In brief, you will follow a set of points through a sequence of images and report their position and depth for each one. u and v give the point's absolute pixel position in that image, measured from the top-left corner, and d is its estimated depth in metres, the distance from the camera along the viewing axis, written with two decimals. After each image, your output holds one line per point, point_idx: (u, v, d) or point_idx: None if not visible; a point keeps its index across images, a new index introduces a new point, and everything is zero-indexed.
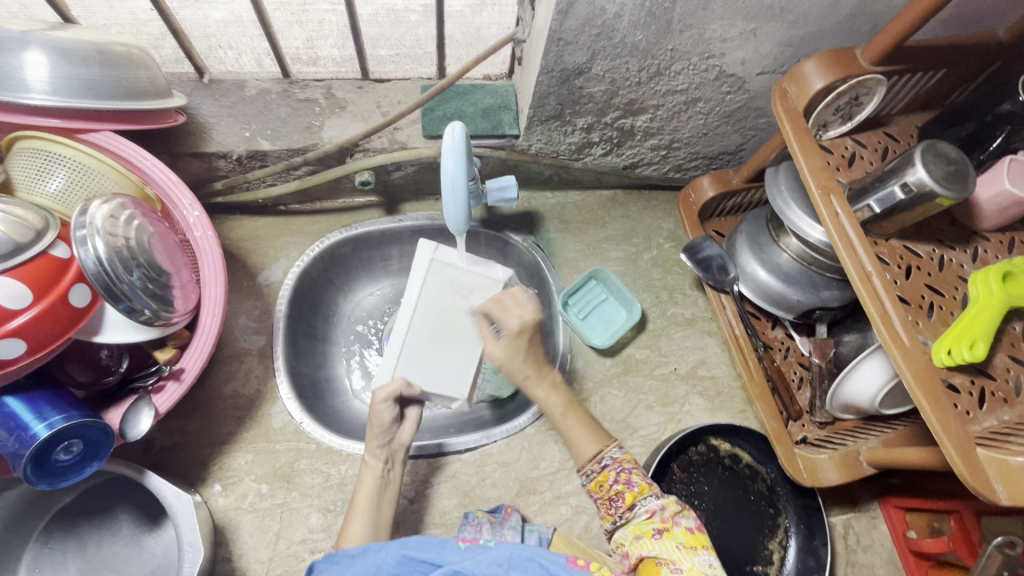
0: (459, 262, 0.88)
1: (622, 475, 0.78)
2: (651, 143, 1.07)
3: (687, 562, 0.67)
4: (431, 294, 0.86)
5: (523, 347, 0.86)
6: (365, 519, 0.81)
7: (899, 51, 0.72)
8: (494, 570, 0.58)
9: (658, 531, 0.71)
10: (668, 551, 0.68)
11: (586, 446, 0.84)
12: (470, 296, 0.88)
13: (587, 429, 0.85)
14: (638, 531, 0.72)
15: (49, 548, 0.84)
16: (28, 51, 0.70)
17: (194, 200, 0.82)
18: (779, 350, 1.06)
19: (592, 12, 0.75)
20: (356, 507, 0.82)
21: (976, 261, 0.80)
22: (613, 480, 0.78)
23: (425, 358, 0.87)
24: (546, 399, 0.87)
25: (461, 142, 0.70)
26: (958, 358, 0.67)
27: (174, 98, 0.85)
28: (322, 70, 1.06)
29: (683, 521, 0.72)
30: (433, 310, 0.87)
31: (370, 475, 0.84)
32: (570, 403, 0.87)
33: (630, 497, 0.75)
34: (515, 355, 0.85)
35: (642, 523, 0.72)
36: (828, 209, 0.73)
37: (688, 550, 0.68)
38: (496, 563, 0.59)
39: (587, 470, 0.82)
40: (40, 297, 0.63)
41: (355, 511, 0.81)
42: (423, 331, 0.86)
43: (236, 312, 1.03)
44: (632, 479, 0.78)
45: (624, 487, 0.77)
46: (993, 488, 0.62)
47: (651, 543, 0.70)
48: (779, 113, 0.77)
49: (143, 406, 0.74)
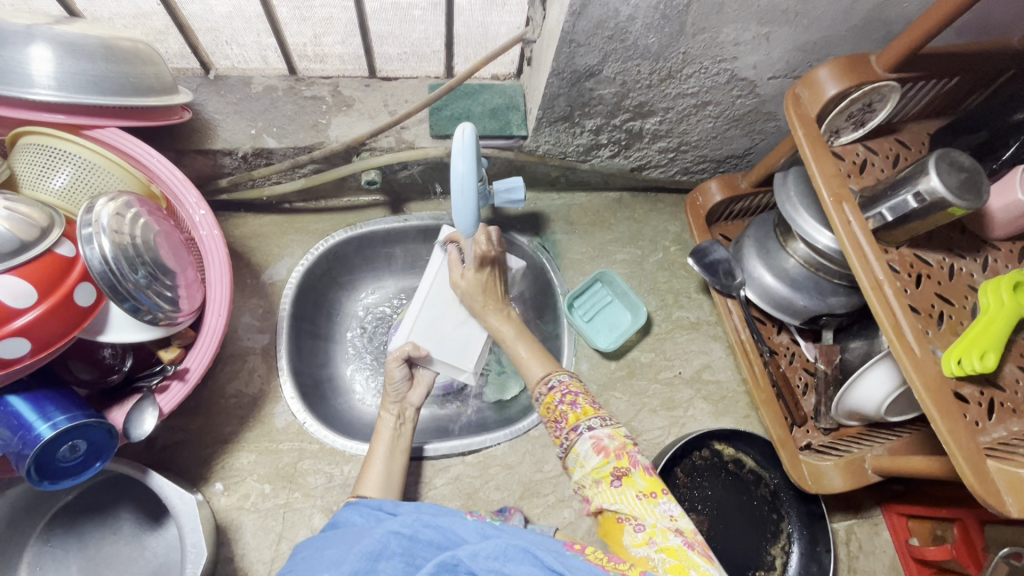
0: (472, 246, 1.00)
1: (568, 396, 0.79)
2: (659, 145, 1.07)
3: (650, 517, 0.67)
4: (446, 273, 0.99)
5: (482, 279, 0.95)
6: (378, 473, 0.82)
7: (914, 58, 0.72)
8: (491, 565, 0.54)
9: (618, 478, 0.70)
10: (630, 504, 0.68)
11: (535, 369, 0.87)
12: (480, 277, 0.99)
13: (536, 358, 0.88)
14: (596, 476, 0.72)
15: (49, 546, 0.84)
16: (33, 46, 0.69)
17: (200, 198, 0.81)
18: (784, 356, 1.06)
19: (605, 14, 0.74)
20: (373, 455, 0.85)
21: (986, 270, 0.80)
22: (558, 401, 0.80)
23: (439, 331, 0.96)
24: (498, 328, 0.94)
25: (471, 143, 0.70)
26: (968, 368, 0.66)
27: (180, 95, 0.84)
28: (329, 68, 1.05)
29: (638, 464, 0.71)
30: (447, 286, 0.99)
31: (386, 424, 0.88)
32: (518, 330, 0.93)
33: (574, 418, 0.77)
34: (476, 288, 0.95)
35: (599, 466, 0.72)
36: (840, 216, 0.73)
37: (648, 500, 0.68)
38: (492, 556, 0.55)
39: (537, 394, 0.83)
40: (45, 295, 0.63)
41: (374, 455, 0.84)
42: (437, 301, 0.98)
43: (239, 310, 1.02)
44: (576, 401, 0.78)
45: (568, 408, 0.78)
46: (1002, 500, 0.62)
47: (610, 491, 0.70)
48: (791, 119, 0.76)
49: (147, 406, 0.73)
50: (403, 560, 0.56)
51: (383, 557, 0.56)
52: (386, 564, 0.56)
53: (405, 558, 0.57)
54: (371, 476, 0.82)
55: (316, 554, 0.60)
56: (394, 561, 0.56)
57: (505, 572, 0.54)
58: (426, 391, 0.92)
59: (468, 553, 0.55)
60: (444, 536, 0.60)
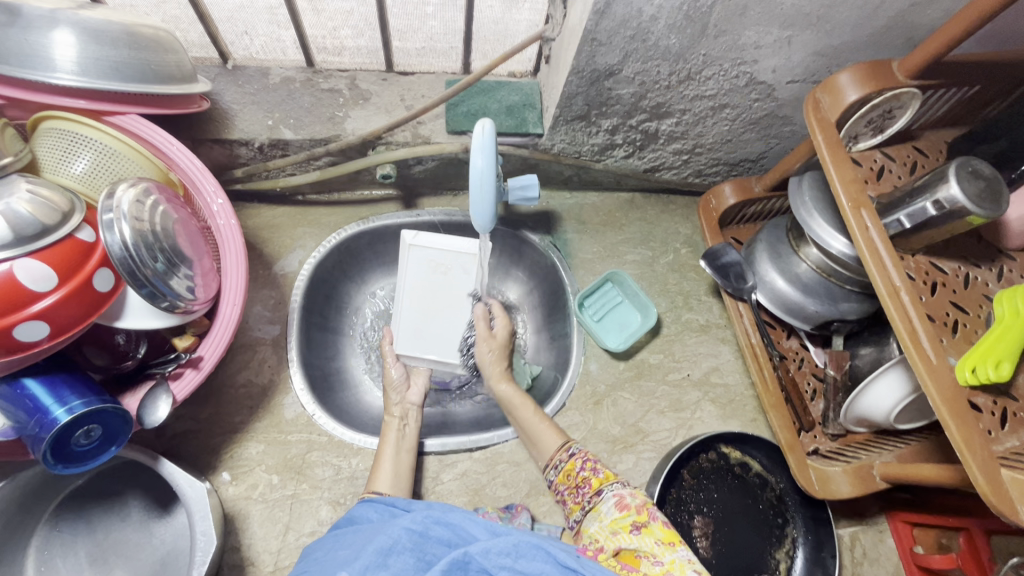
0: (433, 246, 0.98)
1: (589, 463, 0.84)
2: (674, 147, 1.07)
3: (668, 555, 0.66)
4: (415, 280, 0.99)
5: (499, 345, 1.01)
6: (387, 471, 0.87)
7: (936, 65, 0.72)
8: (504, 561, 0.54)
9: (636, 527, 0.72)
10: (647, 544, 0.69)
11: (552, 441, 0.90)
12: (449, 273, 1.00)
13: (549, 428, 0.92)
14: (615, 526, 0.73)
15: (57, 531, 0.84)
16: (56, 30, 0.69)
17: (218, 188, 0.80)
18: (793, 361, 1.06)
19: (628, 14, 0.74)
20: (381, 456, 0.89)
21: (1001, 280, 0.80)
22: (580, 468, 0.84)
23: (421, 334, 1.00)
24: (512, 396, 0.96)
25: (491, 140, 0.69)
26: (983, 377, 0.66)
27: (199, 84, 0.84)
28: (347, 60, 1.05)
29: (658, 518, 0.72)
30: (419, 287, 1.00)
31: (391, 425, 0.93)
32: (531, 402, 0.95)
33: (597, 483, 0.81)
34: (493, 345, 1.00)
35: (619, 518, 0.74)
36: (858, 222, 0.73)
37: (667, 546, 0.68)
38: (504, 552, 0.55)
39: (557, 461, 0.87)
40: (65, 280, 0.63)
41: (381, 456, 0.88)
42: (414, 304, 1.00)
43: (251, 301, 1.02)
44: (598, 467, 0.83)
45: (591, 474, 0.82)
46: (1015, 509, 0.62)
47: (629, 537, 0.71)
48: (811, 124, 0.76)
49: (161, 393, 0.73)
50: (415, 557, 0.56)
51: (394, 553, 0.56)
52: (397, 559, 0.55)
53: (416, 553, 0.56)
54: (381, 475, 0.86)
55: (331, 554, 0.60)
56: (406, 557, 0.56)
57: (517, 568, 0.54)
58: (424, 390, 0.99)
59: (479, 550, 0.55)
60: (455, 533, 0.59)
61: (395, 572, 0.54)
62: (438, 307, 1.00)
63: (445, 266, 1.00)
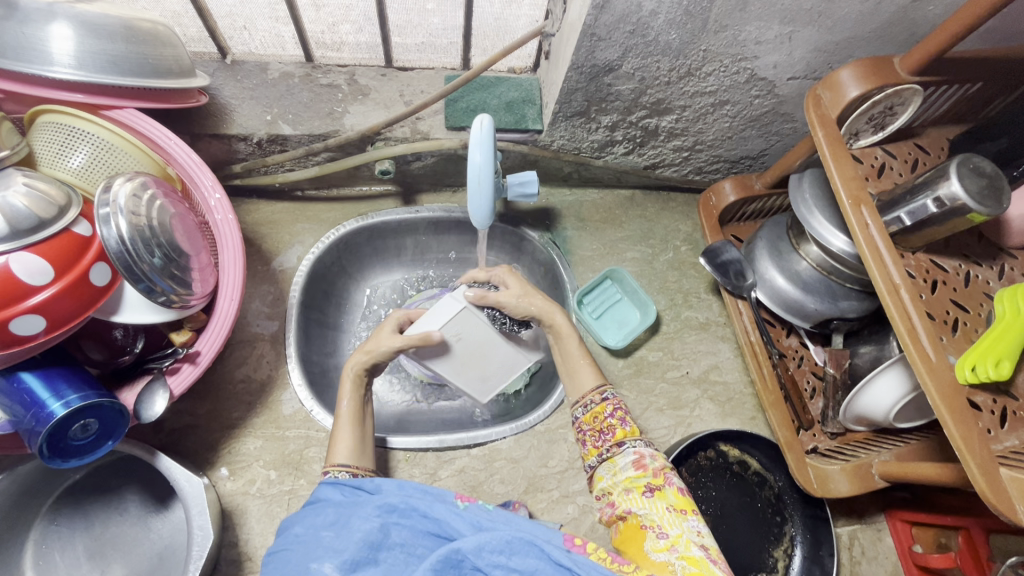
0: (435, 325, 0.91)
1: (619, 411, 0.79)
2: (674, 144, 1.06)
3: (676, 528, 0.66)
4: (446, 362, 0.95)
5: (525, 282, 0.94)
6: (349, 436, 0.79)
7: (938, 62, 0.71)
8: (497, 560, 0.55)
9: (650, 489, 0.70)
10: (658, 512, 0.68)
11: (585, 378, 0.84)
12: (468, 333, 0.94)
13: (585, 363, 0.85)
14: (629, 484, 0.72)
15: (55, 525, 0.84)
16: (54, 23, 0.69)
17: (215, 181, 0.81)
18: (793, 359, 1.05)
19: (628, 8, 0.73)
20: (338, 424, 0.81)
21: (1002, 278, 0.79)
22: (609, 413, 0.79)
23: (483, 373, 1.00)
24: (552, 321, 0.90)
25: (489, 135, 0.69)
26: (983, 375, 0.66)
27: (197, 79, 0.84)
28: (346, 56, 1.05)
29: (674, 483, 0.71)
30: (457, 359, 0.96)
31: (349, 384, 0.84)
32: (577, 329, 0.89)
33: (620, 434, 0.77)
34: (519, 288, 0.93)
35: (635, 477, 0.72)
36: (858, 219, 0.72)
37: (678, 513, 0.68)
38: (497, 550, 0.55)
39: (586, 400, 0.81)
40: (61, 274, 0.63)
41: (340, 425, 0.80)
42: (462, 369, 0.98)
43: (249, 297, 1.02)
44: (626, 419, 0.78)
45: (618, 423, 0.78)
46: (1013, 507, 0.62)
47: (641, 500, 0.70)
48: (812, 120, 0.75)
49: (157, 387, 0.73)
50: (405, 551, 0.58)
51: (384, 548, 0.57)
52: (387, 555, 0.57)
53: (406, 550, 0.58)
54: (342, 443, 0.78)
55: (311, 535, 0.59)
56: (395, 551, 0.57)
57: (510, 566, 0.54)
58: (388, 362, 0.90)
59: (472, 548, 0.55)
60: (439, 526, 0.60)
61: (386, 567, 0.56)
62: (482, 353, 0.98)
63: (457, 327, 0.93)
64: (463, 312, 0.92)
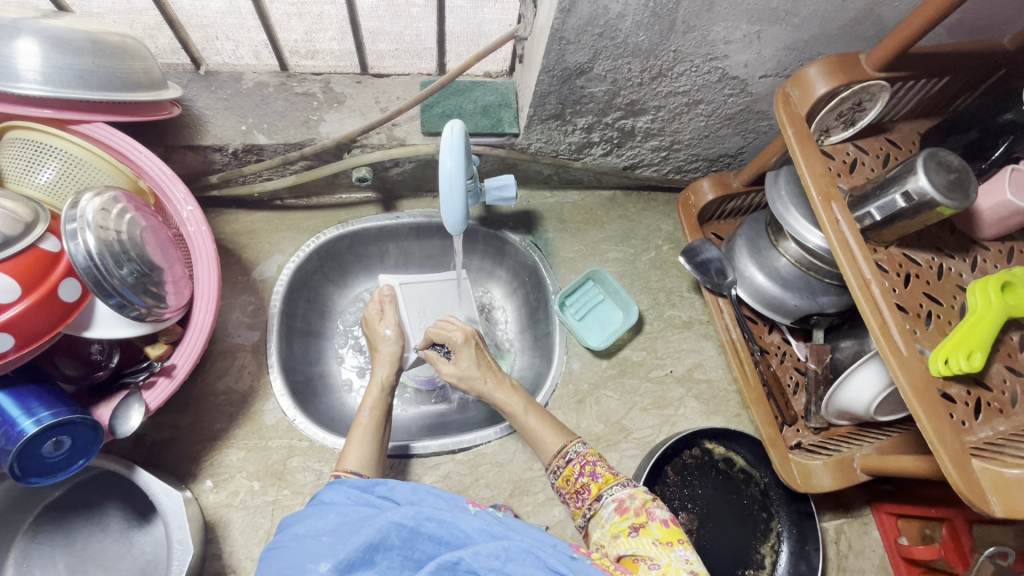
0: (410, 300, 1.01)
1: (587, 467, 0.79)
2: (652, 144, 1.06)
3: (665, 558, 0.65)
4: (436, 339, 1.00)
5: (475, 355, 0.90)
6: (363, 444, 0.80)
7: (903, 57, 0.72)
8: (492, 563, 0.54)
9: (635, 529, 0.69)
10: (645, 548, 0.67)
11: (549, 442, 0.84)
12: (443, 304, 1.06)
13: (550, 427, 0.85)
14: (614, 530, 0.71)
15: (36, 542, 0.83)
16: (19, 39, 0.68)
17: (188, 194, 0.81)
18: (775, 355, 1.06)
19: (595, 11, 0.74)
20: (356, 431, 0.82)
21: (974, 270, 0.80)
22: (579, 473, 0.79)
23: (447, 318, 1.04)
24: (506, 400, 0.87)
25: (460, 140, 0.69)
26: (955, 367, 0.66)
27: (169, 90, 0.83)
28: (321, 64, 1.04)
29: (657, 517, 0.70)
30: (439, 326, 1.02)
31: (373, 396, 0.86)
32: (530, 402, 0.88)
33: (596, 488, 0.77)
34: (472, 368, 0.89)
35: (618, 522, 0.71)
36: (828, 215, 0.73)
37: (664, 546, 0.66)
38: (494, 555, 0.55)
39: (554, 466, 0.81)
40: (28, 291, 0.62)
41: (354, 433, 0.81)
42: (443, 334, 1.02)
43: (230, 307, 1.02)
44: (597, 471, 0.78)
45: (589, 479, 0.78)
46: (987, 500, 0.62)
47: (626, 542, 0.68)
48: (781, 118, 0.76)
49: (133, 402, 0.73)
50: (402, 555, 0.56)
51: (381, 550, 0.55)
52: (383, 556, 0.55)
53: (404, 552, 0.56)
54: (355, 448, 0.79)
55: (311, 539, 0.58)
56: (392, 555, 0.55)
57: (507, 572, 0.54)
58: (392, 367, 0.90)
59: (470, 552, 0.54)
60: (446, 531, 0.58)
61: (382, 569, 0.54)
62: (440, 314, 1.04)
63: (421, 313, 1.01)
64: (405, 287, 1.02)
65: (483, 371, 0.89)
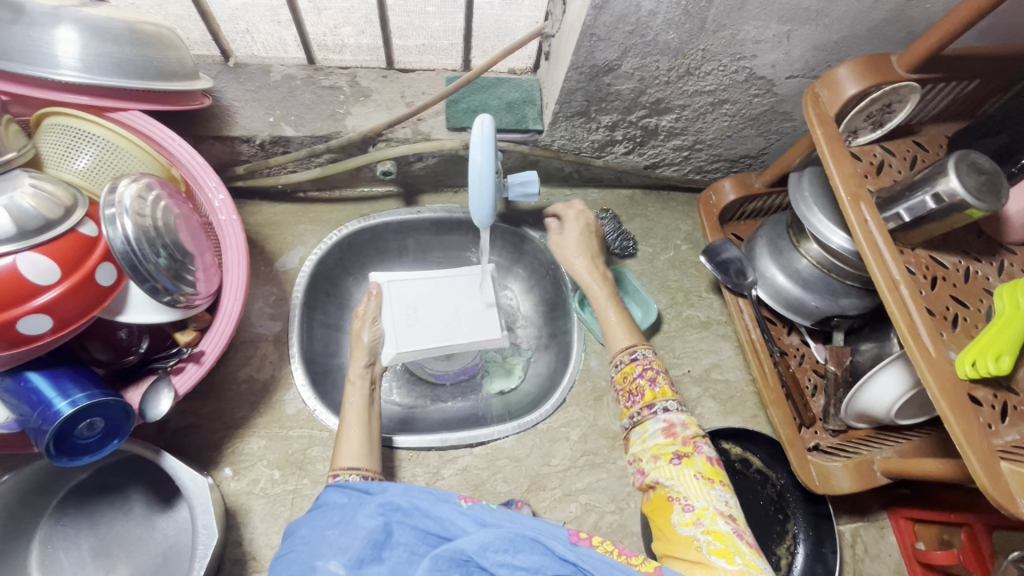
0: (399, 295, 1.02)
1: (650, 372, 0.80)
2: (675, 143, 1.07)
3: (703, 500, 0.67)
4: (423, 337, 1.00)
5: (584, 231, 1.03)
6: (355, 438, 0.83)
7: (934, 59, 0.72)
8: (502, 560, 0.56)
9: (678, 457, 0.72)
10: (685, 483, 0.69)
11: (620, 339, 0.88)
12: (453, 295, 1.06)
13: (624, 325, 0.89)
14: (657, 452, 0.73)
15: (61, 525, 0.84)
16: (60, 27, 0.70)
17: (219, 183, 0.82)
18: (794, 357, 1.05)
19: (627, 8, 0.74)
20: (347, 428, 0.84)
21: (1001, 274, 0.79)
22: (639, 373, 0.81)
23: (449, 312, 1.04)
24: (586, 273, 0.99)
25: (490, 135, 0.69)
26: (983, 370, 0.66)
27: (201, 81, 0.84)
28: (348, 58, 1.06)
29: (703, 451, 0.72)
30: (428, 319, 1.02)
31: (355, 388, 0.90)
32: (613, 296, 0.96)
33: (650, 395, 0.78)
34: (580, 241, 1.02)
35: (664, 445, 0.73)
36: (857, 215, 0.73)
37: (706, 481, 0.69)
38: (502, 548, 0.57)
39: (619, 360, 0.85)
40: (68, 274, 0.63)
41: (347, 430, 0.84)
42: (430, 329, 1.01)
43: (252, 297, 1.03)
44: (657, 380, 0.80)
45: (647, 384, 0.79)
46: (1015, 502, 0.62)
47: (668, 469, 0.71)
48: (811, 117, 0.76)
49: (163, 387, 0.74)
50: (409, 550, 0.59)
51: (388, 546, 0.58)
52: (391, 553, 0.57)
53: (411, 548, 0.59)
54: (348, 443, 0.82)
55: (317, 537, 0.59)
56: (400, 549, 0.58)
57: (516, 563, 0.57)
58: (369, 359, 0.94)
59: (477, 548, 0.57)
60: (444, 524, 0.60)
61: (391, 564, 0.57)
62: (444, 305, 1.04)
63: (411, 310, 1.02)
64: (393, 282, 1.03)
65: (581, 245, 1.01)
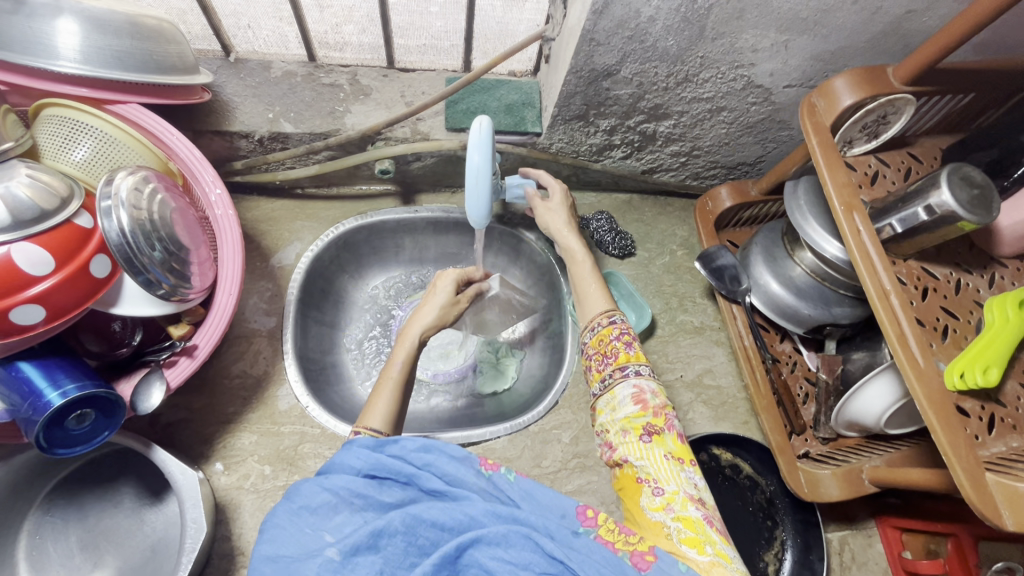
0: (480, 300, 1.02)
1: (625, 337, 0.78)
2: (672, 149, 1.07)
3: (673, 483, 0.66)
4: None
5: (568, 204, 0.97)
6: (389, 400, 0.71)
7: (929, 72, 0.73)
8: (494, 554, 0.54)
9: (649, 433, 0.70)
10: (655, 464, 0.68)
11: (594, 305, 0.83)
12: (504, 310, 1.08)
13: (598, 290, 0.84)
14: (627, 425, 0.71)
15: (49, 516, 0.84)
16: (60, 19, 0.70)
17: (217, 177, 0.82)
18: (786, 364, 1.06)
19: (627, 14, 0.75)
20: (382, 385, 0.73)
21: (992, 286, 0.80)
22: (615, 337, 0.78)
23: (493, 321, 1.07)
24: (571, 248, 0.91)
25: (488, 136, 0.69)
26: (970, 382, 0.67)
27: (201, 76, 0.84)
28: (348, 56, 1.06)
29: (673, 427, 0.71)
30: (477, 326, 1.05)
31: (407, 349, 0.77)
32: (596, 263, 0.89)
33: (624, 358, 0.76)
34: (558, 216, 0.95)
35: (634, 417, 0.71)
36: (850, 225, 0.73)
37: (675, 462, 0.68)
38: (495, 543, 0.55)
39: (594, 324, 0.81)
40: (62, 265, 0.64)
41: (382, 390, 0.72)
42: None
43: (248, 293, 1.03)
44: (631, 344, 0.78)
45: (621, 347, 0.77)
46: (999, 513, 0.62)
47: (637, 446, 0.69)
48: (806, 128, 0.76)
49: (155, 379, 0.74)
50: (404, 541, 0.56)
51: (385, 535, 0.55)
52: (388, 542, 0.55)
53: (407, 538, 0.56)
54: (378, 405, 0.71)
55: (313, 530, 0.56)
56: (396, 540, 0.55)
57: (508, 559, 0.54)
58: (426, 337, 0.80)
59: (472, 542, 0.55)
60: (447, 515, 0.57)
61: (386, 555, 0.55)
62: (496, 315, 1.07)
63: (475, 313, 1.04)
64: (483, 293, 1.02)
65: (565, 218, 0.94)
